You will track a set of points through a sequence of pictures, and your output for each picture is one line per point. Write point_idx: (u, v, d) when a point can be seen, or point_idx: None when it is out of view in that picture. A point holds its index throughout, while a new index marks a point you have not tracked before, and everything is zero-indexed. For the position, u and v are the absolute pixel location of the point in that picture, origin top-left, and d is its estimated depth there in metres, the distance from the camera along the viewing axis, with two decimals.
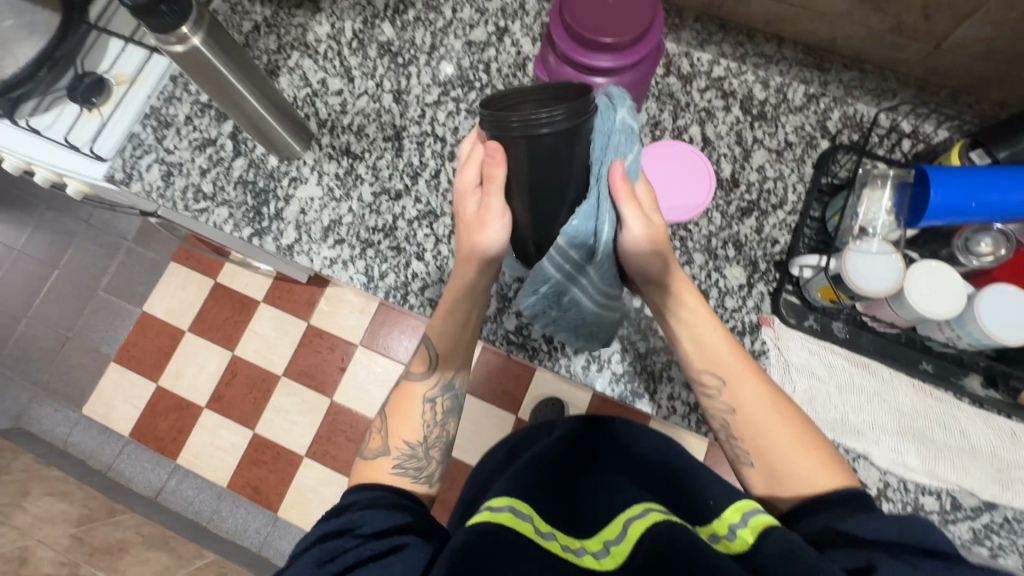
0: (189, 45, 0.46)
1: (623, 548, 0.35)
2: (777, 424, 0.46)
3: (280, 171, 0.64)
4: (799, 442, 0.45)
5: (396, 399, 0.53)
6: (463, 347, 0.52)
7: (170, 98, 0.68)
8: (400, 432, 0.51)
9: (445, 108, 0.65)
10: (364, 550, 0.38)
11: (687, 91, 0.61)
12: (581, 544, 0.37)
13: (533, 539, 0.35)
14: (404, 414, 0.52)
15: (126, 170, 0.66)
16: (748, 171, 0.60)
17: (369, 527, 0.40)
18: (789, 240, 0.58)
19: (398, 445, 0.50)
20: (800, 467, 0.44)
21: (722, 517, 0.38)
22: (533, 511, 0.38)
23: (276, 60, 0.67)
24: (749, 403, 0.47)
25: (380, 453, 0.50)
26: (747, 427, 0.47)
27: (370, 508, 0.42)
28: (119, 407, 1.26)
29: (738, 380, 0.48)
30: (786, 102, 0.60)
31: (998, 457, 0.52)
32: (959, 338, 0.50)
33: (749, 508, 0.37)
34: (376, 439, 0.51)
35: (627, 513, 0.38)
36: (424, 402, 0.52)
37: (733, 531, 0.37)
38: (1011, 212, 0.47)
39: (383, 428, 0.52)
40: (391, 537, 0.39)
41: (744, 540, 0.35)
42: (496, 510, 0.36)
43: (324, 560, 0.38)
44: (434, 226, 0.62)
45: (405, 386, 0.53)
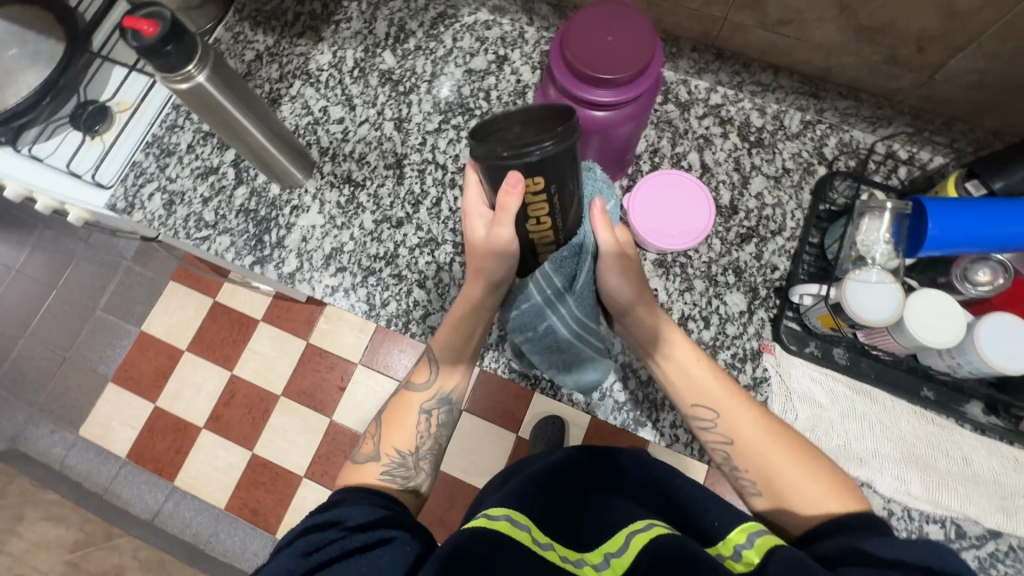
0: (194, 83, 0.47)
1: (625, 560, 0.35)
2: (776, 452, 0.46)
3: (281, 200, 0.64)
4: (798, 468, 0.45)
5: (393, 406, 0.53)
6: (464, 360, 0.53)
7: (173, 126, 0.68)
8: (392, 439, 0.51)
9: (445, 135, 0.66)
10: (350, 542, 0.37)
11: (685, 119, 0.62)
12: (582, 557, 0.37)
13: (532, 548, 0.35)
14: (400, 421, 0.52)
15: (128, 198, 0.66)
16: (747, 198, 0.60)
17: (356, 521, 0.39)
18: (789, 267, 0.58)
19: (389, 452, 0.50)
20: (804, 492, 0.44)
21: (727, 538, 0.39)
22: (532, 522, 0.37)
23: (278, 89, 0.68)
24: (743, 431, 0.47)
25: (371, 458, 0.50)
26: (746, 458, 0.47)
27: (356, 505, 0.41)
28: (116, 428, 1.25)
29: (733, 411, 0.48)
30: (784, 129, 0.62)
31: (1000, 484, 0.52)
32: (959, 366, 0.50)
33: (754, 529, 0.38)
34: (368, 444, 0.51)
35: (629, 527, 0.38)
36: (419, 413, 0.52)
37: (739, 553, 0.37)
38: (1008, 244, 0.47)
39: (377, 434, 0.52)
40: (380, 530, 0.38)
41: (748, 562, 0.36)
42: (493, 518, 0.36)
43: (309, 551, 0.36)
44: (435, 254, 0.62)
45: (403, 394, 0.54)
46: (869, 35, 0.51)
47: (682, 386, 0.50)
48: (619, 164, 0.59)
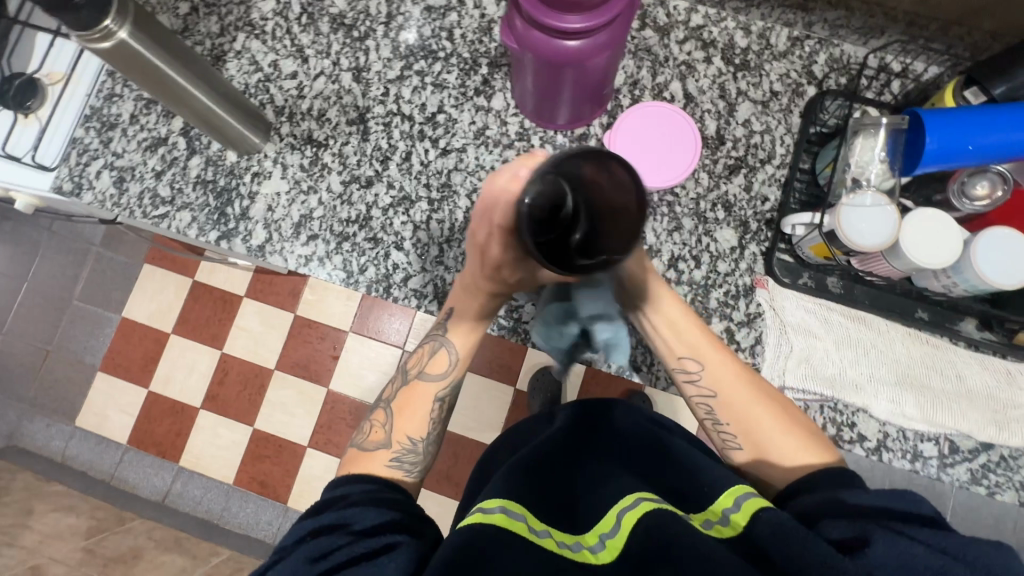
0: (116, 40, 0.42)
1: (619, 540, 0.34)
2: (750, 400, 0.46)
3: (240, 167, 0.60)
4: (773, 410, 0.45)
5: (403, 396, 0.49)
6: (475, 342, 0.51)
7: (110, 95, 0.62)
8: (404, 427, 0.47)
9: (409, 83, 0.61)
10: (356, 548, 0.35)
11: (665, 45, 0.58)
12: (577, 540, 0.36)
13: (528, 538, 0.34)
14: (412, 408, 0.48)
15: (74, 178, 0.60)
16: (734, 126, 0.57)
17: (364, 523, 0.37)
18: (780, 197, 0.56)
19: (400, 439, 0.47)
20: (773, 435, 0.44)
21: (716, 502, 0.37)
22: (527, 511, 0.36)
23: (220, 45, 0.62)
24: (724, 383, 0.46)
25: (380, 445, 0.46)
26: (731, 412, 0.46)
27: (363, 501, 0.39)
28: (112, 416, 1.24)
29: (718, 363, 0.47)
30: (770, 48, 0.58)
31: (993, 398, 0.52)
32: (954, 284, 0.49)
33: (743, 492, 0.37)
34: (376, 432, 0.47)
35: (619, 505, 0.37)
36: (434, 402, 0.49)
37: (726, 518, 0.36)
38: (1008, 153, 0.45)
39: (386, 422, 0.48)
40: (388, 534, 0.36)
41: (736, 526, 0.35)
42: (489, 511, 0.35)
43: (315, 557, 0.35)
44: (410, 213, 0.59)
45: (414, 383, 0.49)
46: None
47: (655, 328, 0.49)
48: (597, 99, 0.56)
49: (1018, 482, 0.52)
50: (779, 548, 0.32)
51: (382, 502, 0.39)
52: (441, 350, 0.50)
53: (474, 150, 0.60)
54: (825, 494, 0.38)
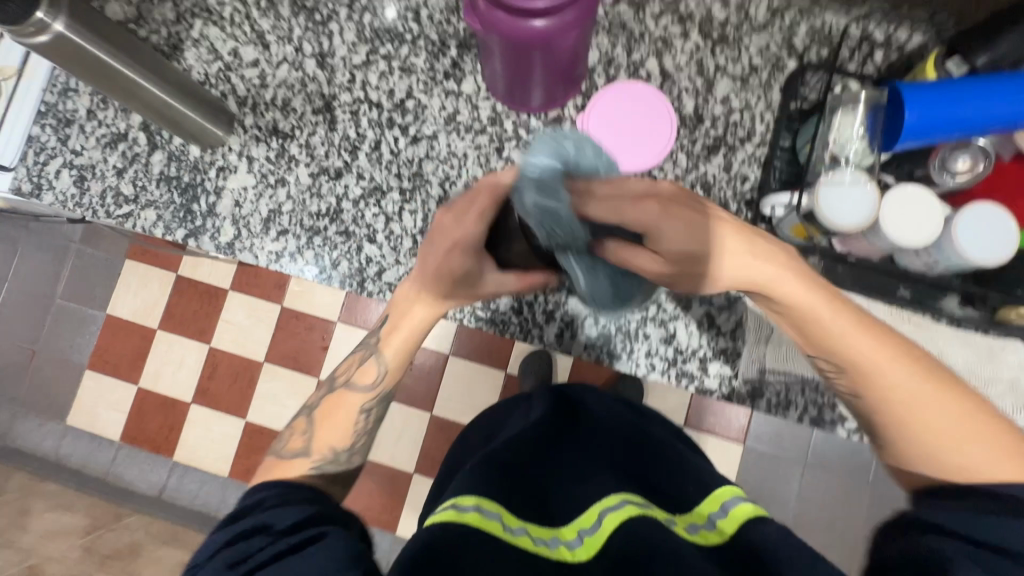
0: (53, 33, 0.40)
1: (598, 538, 0.34)
2: (893, 367, 0.39)
3: (204, 162, 0.58)
4: (919, 383, 0.39)
5: (328, 404, 0.48)
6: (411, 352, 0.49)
7: (65, 90, 0.59)
8: (326, 438, 0.46)
9: (376, 68, 0.58)
10: (279, 545, 0.34)
11: (641, 20, 0.55)
12: (555, 534, 0.36)
13: (501, 537, 0.33)
14: (333, 417, 0.47)
15: (33, 179, 0.59)
16: (712, 104, 0.55)
17: (281, 522, 0.36)
18: (760, 176, 0.54)
19: (321, 450, 0.45)
20: (931, 408, 0.38)
21: (700, 508, 0.37)
22: (501, 506, 0.35)
23: (177, 33, 0.59)
24: (862, 357, 0.40)
25: (300, 453, 0.45)
26: (877, 410, 0.40)
27: (282, 502, 0.38)
28: (104, 414, 1.23)
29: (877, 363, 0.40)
30: (749, 21, 0.55)
31: (976, 375, 0.52)
32: (936, 262, 0.49)
33: (730, 497, 0.37)
34: (297, 440, 0.46)
35: (602, 504, 0.36)
36: (359, 412, 0.48)
37: (711, 523, 0.36)
38: (987, 126, 0.43)
39: (307, 430, 0.46)
40: (307, 529, 0.35)
41: (722, 531, 0.35)
42: (461, 510, 0.34)
43: (236, 562, 0.34)
44: (382, 204, 0.57)
45: (341, 391, 0.48)
46: None
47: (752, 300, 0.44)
48: (570, 79, 0.54)
49: None
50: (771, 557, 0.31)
51: (299, 501, 0.39)
52: (369, 360, 0.48)
53: (446, 137, 0.58)
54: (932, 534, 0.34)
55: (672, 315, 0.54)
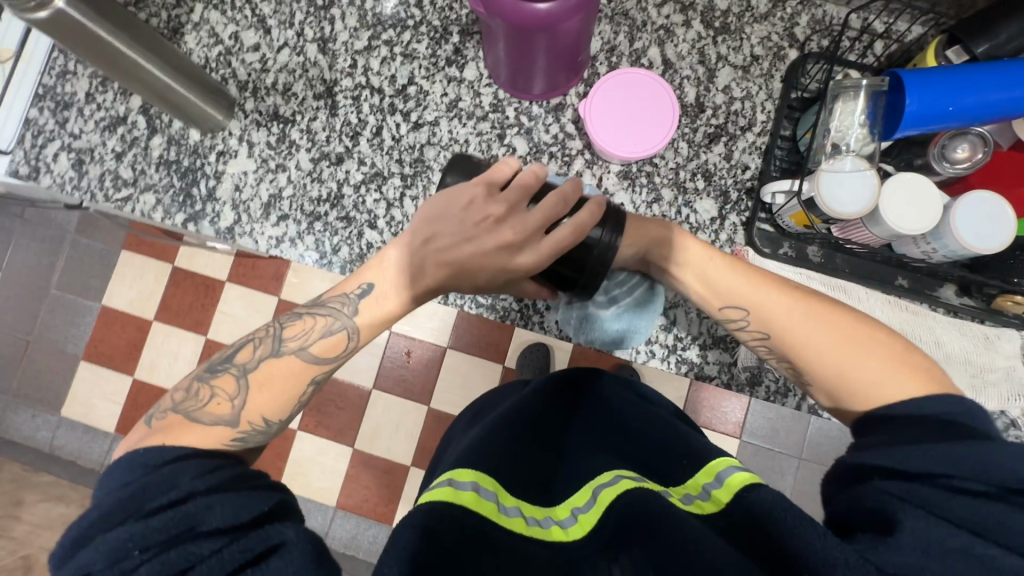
0: (54, 10, 0.39)
1: (591, 516, 0.35)
2: (822, 333, 0.41)
3: (204, 146, 0.57)
4: (846, 344, 0.40)
5: (266, 369, 0.41)
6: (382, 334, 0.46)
7: (64, 73, 0.59)
8: (261, 406, 0.41)
9: (377, 54, 0.58)
10: (229, 555, 0.30)
11: (643, 8, 0.56)
12: (547, 514, 0.36)
13: (498, 521, 0.33)
14: (270, 388, 0.41)
15: (31, 162, 0.58)
16: (714, 93, 0.55)
17: (221, 521, 0.32)
18: (760, 165, 0.54)
19: (255, 421, 0.40)
20: (846, 350, 0.40)
21: (695, 478, 0.37)
22: (500, 487, 0.36)
23: (177, 16, 0.58)
24: (787, 326, 0.43)
25: (224, 421, 0.39)
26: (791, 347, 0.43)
27: (217, 492, 0.33)
28: (98, 405, 1.23)
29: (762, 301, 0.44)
30: (751, 11, 0.55)
31: (973, 363, 0.52)
32: (934, 251, 0.49)
33: (726, 467, 0.36)
34: (221, 405, 0.40)
35: (597, 480, 0.37)
36: (309, 384, 0.43)
37: (707, 493, 0.36)
38: (989, 114, 0.44)
39: (236, 394, 0.40)
40: (266, 531, 0.32)
41: (717, 500, 0.34)
42: (459, 490, 0.34)
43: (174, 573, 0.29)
44: (383, 189, 0.57)
45: (284, 358, 0.42)
46: None
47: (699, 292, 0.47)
48: (573, 66, 0.54)
49: None
50: (757, 528, 0.31)
51: (239, 490, 0.34)
52: (337, 330, 0.43)
53: (447, 123, 0.58)
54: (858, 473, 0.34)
55: (672, 303, 0.54)
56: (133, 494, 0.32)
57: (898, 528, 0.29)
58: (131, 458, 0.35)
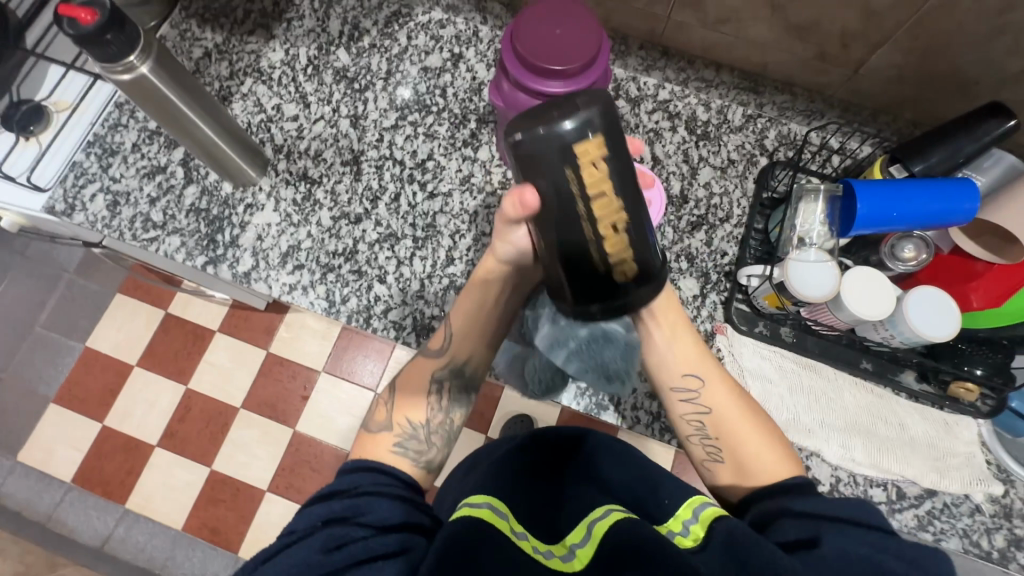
0: (137, 74, 0.46)
1: (589, 550, 0.37)
2: (744, 425, 0.48)
3: (234, 198, 0.63)
4: (764, 447, 0.46)
5: (406, 376, 0.52)
6: (481, 333, 0.52)
7: (115, 125, 0.65)
8: (405, 407, 0.50)
9: (402, 132, 0.66)
10: (373, 543, 0.36)
11: (636, 114, 0.65)
12: (550, 548, 0.38)
13: (510, 537, 0.36)
14: (412, 390, 0.51)
15: (67, 200, 0.62)
16: (696, 187, 0.63)
17: (376, 517, 0.38)
18: (737, 252, 0.61)
19: (401, 420, 0.49)
20: (754, 448, 0.46)
21: (676, 515, 0.41)
22: (511, 512, 0.39)
23: (228, 87, 0.66)
24: (723, 405, 0.49)
25: (383, 427, 0.48)
26: (718, 427, 0.48)
27: (378, 494, 0.40)
28: (59, 452, 1.17)
29: (714, 384, 0.49)
30: (728, 122, 0.65)
31: (934, 447, 0.55)
32: (892, 337, 0.54)
33: (698, 504, 0.41)
34: (382, 411, 0.50)
35: (590, 517, 0.39)
36: (431, 382, 0.51)
37: (686, 530, 0.39)
38: (930, 221, 0.51)
39: (389, 401, 0.50)
40: (400, 535, 0.36)
41: (696, 536, 0.38)
42: (475, 505, 0.37)
43: (331, 547, 0.35)
44: (395, 249, 0.62)
45: (416, 361, 0.52)
46: (799, 32, 0.56)
47: (675, 357, 0.50)
48: None
49: (960, 530, 0.54)
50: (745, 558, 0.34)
51: (396, 497, 0.40)
52: (441, 330, 0.53)
53: (459, 195, 0.64)
54: (768, 501, 0.42)
55: None
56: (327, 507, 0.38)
57: (822, 543, 0.35)
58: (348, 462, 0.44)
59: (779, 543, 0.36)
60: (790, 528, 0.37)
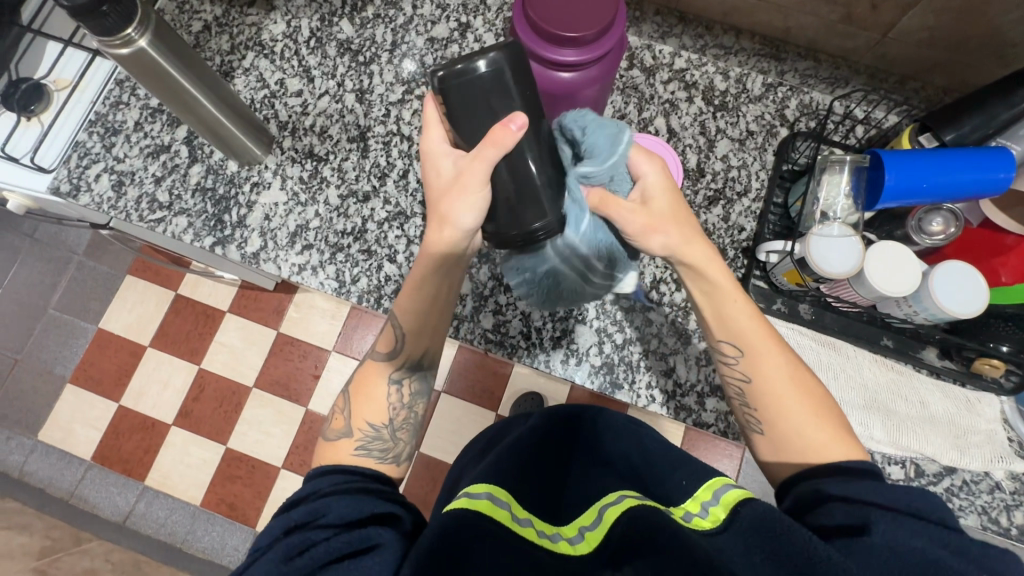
0: (136, 48, 0.44)
1: (597, 533, 0.36)
2: (790, 395, 0.43)
3: (240, 177, 0.62)
4: (814, 417, 0.42)
5: (360, 378, 0.50)
6: (431, 325, 0.49)
7: (117, 103, 0.63)
8: (363, 413, 0.48)
9: (410, 106, 0.64)
10: (336, 544, 0.35)
11: (651, 84, 0.63)
12: (557, 531, 0.38)
13: (511, 527, 0.35)
14: (368, 393, 0.49)
15: (72, 181, 0.61)
16: (713, 161, 0.61)
17: (336, 517, 0.37)
18: (755, 227, 0.59)
19: (361, 427, 0.47)
20: (802, 420, 0.42)
21: (694, 496, 0.38)
22: (511, 499, 0.38)
23: (230, 62, 0.64)
24: (764, 372, 0.44)
25: (343, 434, 0.47)
26: (762, 398, 0.43)
27: (334, 495, 0.40)
28: (78, 431, 1.19)
29: (763, 352, 0.44)
30: (746, 93, 0.63)
31: (955, 424, 0.55)
32: (916, 312, 0.53)
33: (720, 485, 0.38)
34: (339, 419, 0.48)
35: (603, 500, 0.39)
36: (389, 384, 0.50)
37: (705, 510, 0.37)
38: (959, 193, 0.49)
39: (346, 408, 0.49)
40: (370, 530, 0.36)
41: (716, 518, 0.35)
42: (473, 498, 0.36)
43: (292, 555, 0.34)
44: (405, 227, 0.61)
45: (367, 365, 0.51)
46: None
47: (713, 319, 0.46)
48: None
49: (979, 506, 0.54)
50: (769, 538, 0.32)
51: (354, 493, 0.40)
52: (388, 326, 0.49)
53: None
54: (812, 487, 0.38)
55: (672, 349, 0.57)
56: (288, 518, 0.38)
57: (870, 532, 0.32)
58: (311, 470, 0.44)
59: (822, 527, 0.34)
60: (837, 511, 0.34)
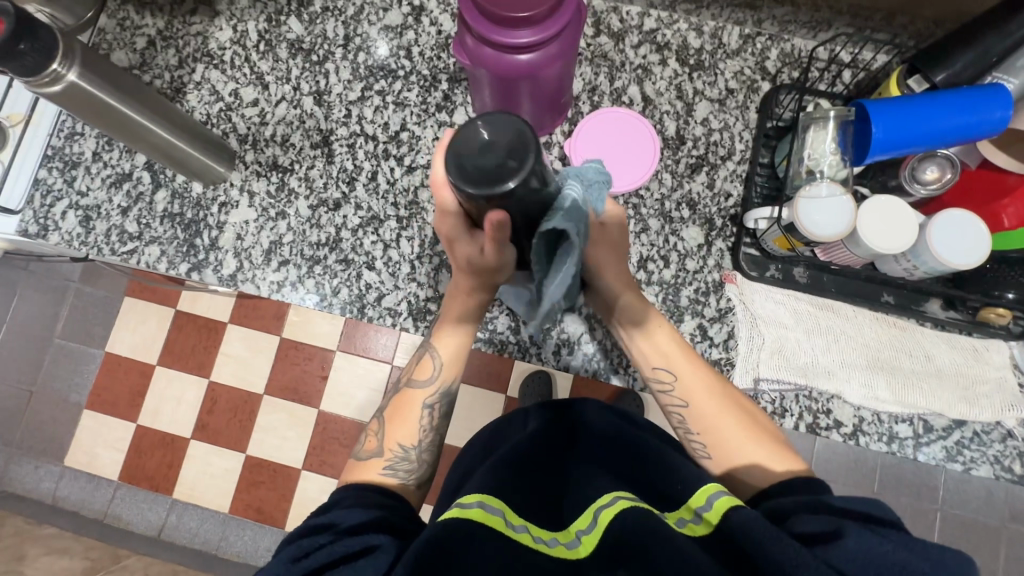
0: (66, 83, 0.42)
1: (594, 536, 0.35)
2: (721, 412, 0.44)
3: (207, 198, 0.60)
4: (750, 434, 0.42)
5: (393, 405, 0.50)
6: (466, 355, 0.51)
7: (72, 134, 0.61)
8: (394, 435, 0.48)
9: (370, 103, 0.61)
10: (337, 548, 0.35)
11: (621, 50, 0.59)
12: (554, 536, 0.37)
13: (504, 533, 0.35)
14: (402, 418, 0.49)
15: (39, 221, 0.60)
16: (693, 126, 0.58)
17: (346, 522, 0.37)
18: (742, 192, 0.57)
19: (392, 447, 0.47)
20: (740, 442, 0.42)
21: (688, 502, 0.37)
22: (504, 504, 0.37)
23: (180, 77, 0.62)
24: (698, 393, 0.45)
25: (374, 454, 0.47)
26: (701, 421, 0.44)
27: (351, 507, 0.40)
28: (101, 453, 1.22)
29: (689, 371, 0.46)
30: (723, 47, 0.59)
31: (962, 376, 0.53)
32: (915, 268, 0.50)
33: (714, 490, 0.36)
34: (371, 441, 0.48)
35: (597, 503, 0.38)
36: (423, 407, 0.49)
37: (699, 516, 0.35)
38: (945, 139, 0.46)
39: (379, 431, 0.48)
40: (368, 535, 0.36)
41: (709, 523, 0.34)
42: (466, 507, 0.35)
43: (299, 556, 0.35)
44: (380, 232, 0.59)
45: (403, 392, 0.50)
46: None
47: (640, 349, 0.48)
48: (556, 111, 0.57)
49: (991, 457, 0.53)
50: (754, 540, 0.31)
51: (367, 505, 0.40)
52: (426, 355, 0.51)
53: None
54: (810, 496, 0.35)
55: None
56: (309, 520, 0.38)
57: (844, 535, 0.30)
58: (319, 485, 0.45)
59: (795, 534, 0.32)
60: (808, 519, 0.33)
